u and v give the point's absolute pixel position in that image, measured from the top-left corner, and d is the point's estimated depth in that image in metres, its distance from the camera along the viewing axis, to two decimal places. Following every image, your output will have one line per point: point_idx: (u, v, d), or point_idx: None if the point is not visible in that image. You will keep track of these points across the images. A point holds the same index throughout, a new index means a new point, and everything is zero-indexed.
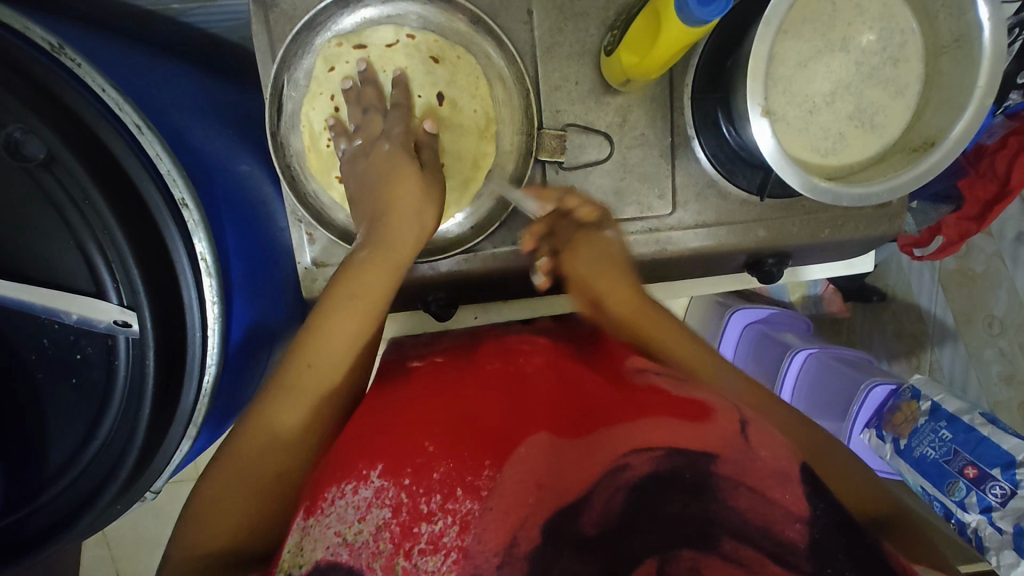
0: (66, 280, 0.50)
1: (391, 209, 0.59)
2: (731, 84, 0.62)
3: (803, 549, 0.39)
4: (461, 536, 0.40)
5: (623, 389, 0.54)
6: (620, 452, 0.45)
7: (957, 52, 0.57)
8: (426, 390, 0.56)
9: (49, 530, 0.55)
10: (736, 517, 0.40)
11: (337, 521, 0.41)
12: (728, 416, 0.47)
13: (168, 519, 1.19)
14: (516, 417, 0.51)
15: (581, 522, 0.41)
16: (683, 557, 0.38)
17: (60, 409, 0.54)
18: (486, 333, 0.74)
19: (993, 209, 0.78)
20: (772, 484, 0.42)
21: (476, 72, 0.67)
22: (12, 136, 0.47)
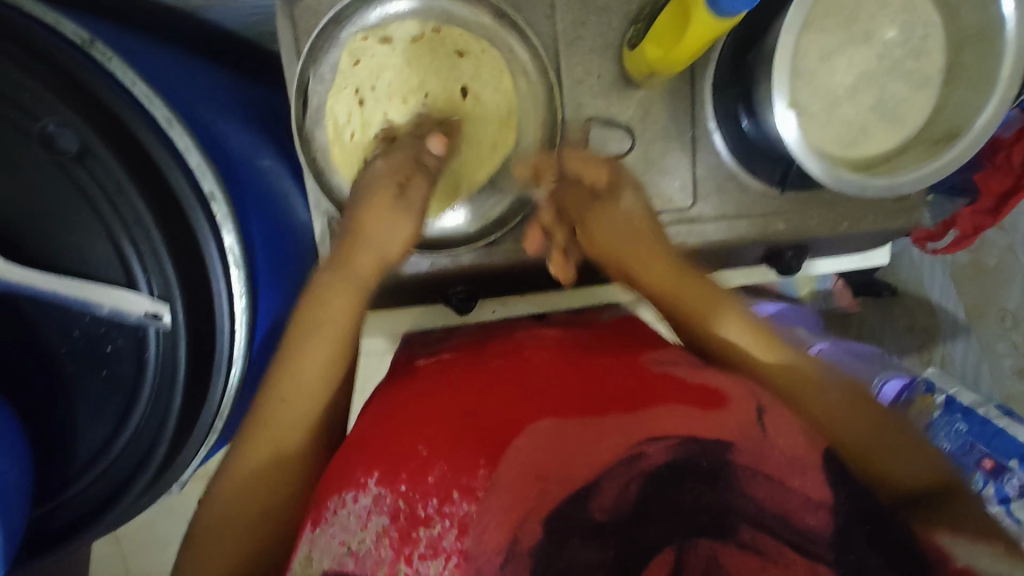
0: (99, 272, 0.51)
1: (355, 233, 0.59)
2: (753, 77, 0.62)
3: (825, 536, 0.41)
4: (461, 539, 0.40)
5: (636, 375, 0.52)
6: (631, 441, 0.44)
7: (981, 44, 0.57)
8: (427, 390, 0.55)
9: (80, 522, 0.56)
10: (753, 505, 0.41)
11: (339, 531, 0.43)
12: (741, 404, 0.47)
13: (180, 517, 1.20)
14: (519, 405, 0.49)
15: (590, 508, 0.41)
16: (701, 545, 0.40)
17: (89, 402, 0.54)
18: (497, 329, 0.74)
19: (1008, 202, 0.78)
20: (791, 473, 0.43)
21: (501, 66, 0.67)
22: (46, 129, 0.48)
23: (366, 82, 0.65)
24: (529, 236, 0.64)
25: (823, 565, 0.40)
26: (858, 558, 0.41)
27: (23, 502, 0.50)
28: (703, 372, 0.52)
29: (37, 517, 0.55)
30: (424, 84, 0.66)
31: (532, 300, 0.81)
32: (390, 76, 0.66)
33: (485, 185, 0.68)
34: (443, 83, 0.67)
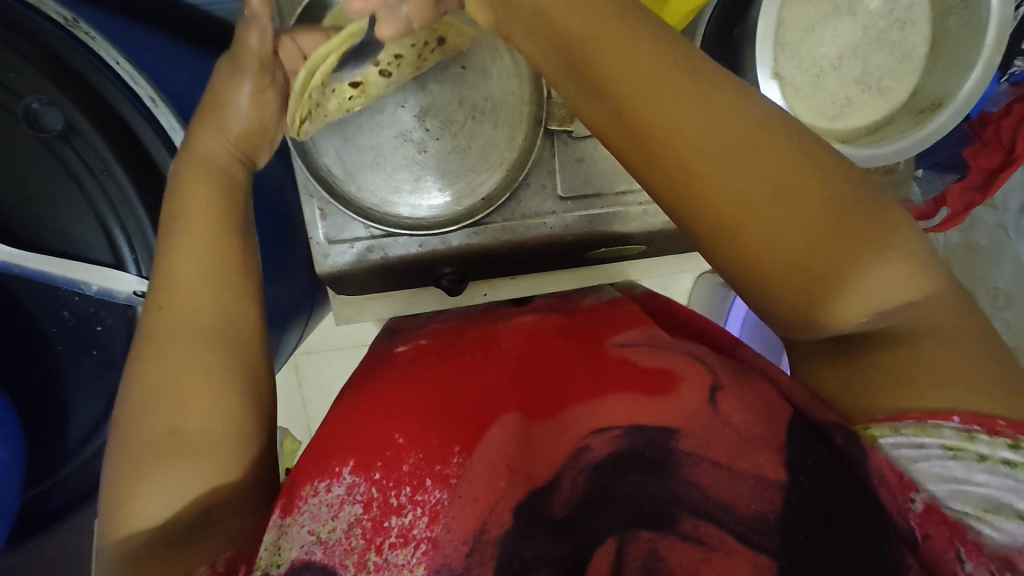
0: (85, 251, 0.51)
1: (207, 112, 0.50)
2: (739, 49, 0.62)
3: (773, 520, 0.37)
4: (431, 526, 0.39)
5: (596, 362, 0.54)
6: (580, 434, 0.44)
7: (964, 13, 0.57)
8: (403, 378, 0.55)
9: (71, 503, 0.56)
10: (696, 493, 0.39)
11: (310, 519, 0.40)
12: (693, 385, 0.46)
13: None
14: (489, 397, 0.51)
15: (552, 504, 0.41)
16: (642, 538, 0.38)
17: (81, 381, 0.54)
18: (478, 314, 0.73)
19: (998, 176, 0.79)
20: (740, 456, 0.40)
21: (496, 43, 0.65)
22: (30, 107, 0.48)
23: None
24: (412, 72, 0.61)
25: (766, 555, 0.36)
26: (809, 537, 0.36)
27: (15, 482, 0.50)
28: (660, 353, 0.53)
29: (31, 496, 0.55)
30: None
31: (522, 282, 0.82)
32: None
33: (471, 164, 0.67)
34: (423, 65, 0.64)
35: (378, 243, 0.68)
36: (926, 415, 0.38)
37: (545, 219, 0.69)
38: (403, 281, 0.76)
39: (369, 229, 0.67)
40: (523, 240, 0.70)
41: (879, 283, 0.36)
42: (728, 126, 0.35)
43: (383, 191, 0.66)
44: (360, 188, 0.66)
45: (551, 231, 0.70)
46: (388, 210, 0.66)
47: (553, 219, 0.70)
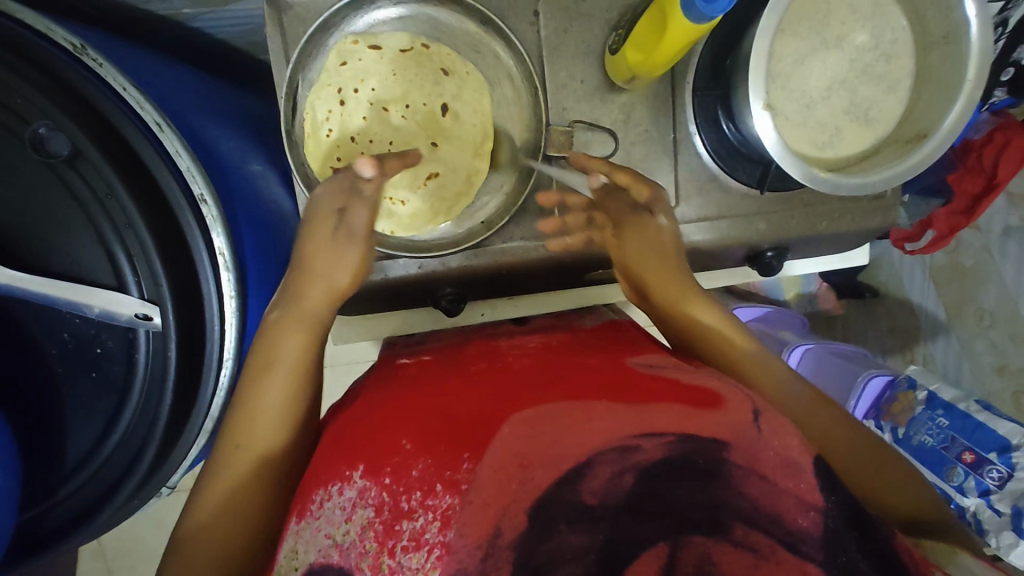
0: (88, 273, 0.51)
1: (304, 269, 0.59)
2: (732, 79, 0.65)
3: (818, 537, 0.41)
4: (443, 532, 0.39)
5: (623, 372, 0.55)
6: (631, 431, 0.43)
7: (945, 48, 0.59)
8: (415, 393, 0.56)
9: (68, 525, 0.55)
10: (746, 502, 0.41)
11: (326, 524, 0.43)
12: (738, 406, 0.47)
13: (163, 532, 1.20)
14: (500, 404, 0.50)
15: (581, 491, 0.41)
16: (695, 542, 0.39)
17: (80, 404, 0.54)
18: (483, 331, 0.76)
19: (982, 202, 0.83)
20: (785, 475, 0.43)
21: (482, 89, 0.66)
22: (37, 132, 0.48)
23: (352, 84, 0.62)
24: (455, 170, 0.66)
25: (813, 564, 0.39)
26: (850, 558, 0.40)
27: (11, 506, 0.50)
28: (690, 372, 0.54)
29: (25, 521, 0.54)
30: (407, 95, 0.64)
31: (520, 305, 0.83)
32: (376, 81, 0.63)
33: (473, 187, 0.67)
34: (426, 95, 0.64)
35: (377, 264, 0.69)
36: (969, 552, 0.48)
37: (541, 243, 0.70)
38: (402, 301, 0.77)
39: None
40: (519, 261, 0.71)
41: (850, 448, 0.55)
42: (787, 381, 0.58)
43: (389, 213, 0.65)
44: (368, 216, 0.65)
45: (547, 254, 0.70)
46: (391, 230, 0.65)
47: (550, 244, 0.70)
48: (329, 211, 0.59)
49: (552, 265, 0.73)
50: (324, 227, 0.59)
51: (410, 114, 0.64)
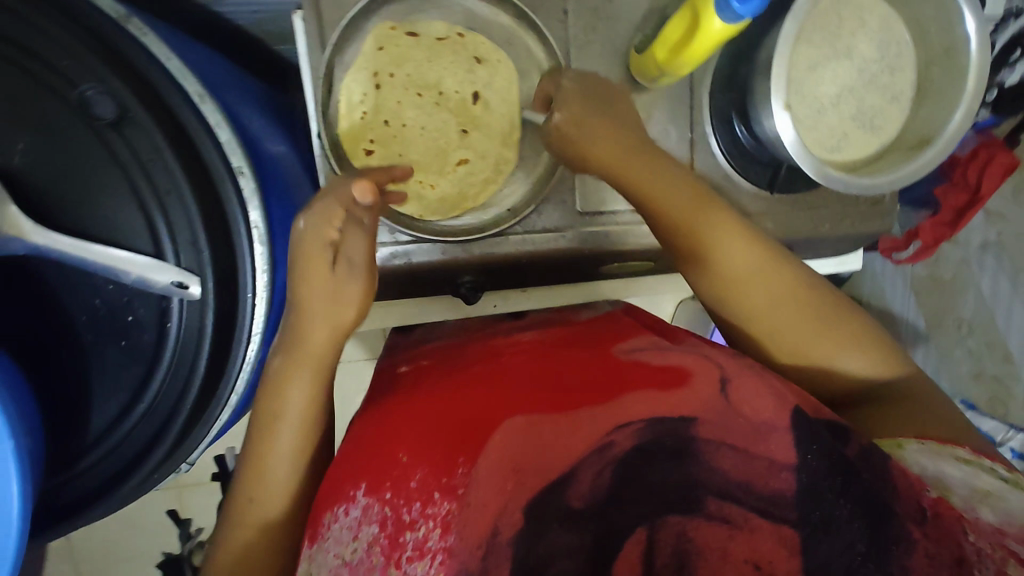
0: (125, 239, 0.51)
1: (299, 304, 0.56)
2: (749, 84, 0.68)
3: (789, 496, 0.44)
4: (444, 537, 0.41)
5: (612, 364, 0.57)
6: (602, 430, 0.46)
7: (947, 61, 0.64)
8: (410, 399, 0.57)
9: (92, 495, 0.55)
10: (718, 476, 0.45)
11: (334, 544, 0.45)
12: (705, 379, 0.52)
13: (142, 531, 1.16)
14: (494, 403, 0.51)
15: (568, 496, 0.43)
16: (671, 522, 0.43)
17: (106, 372, 0.54)
18: (483, 330, 0.75)
19: (966, 214, 0.88)
20: (756, 440, 0.47)
21: (514, 79, 0.67)
22: (83, 94, 0.48)
23: (388, 67, 0.64)
24: (482, 159, 0.68)
25: (785, 525, 0.43)
26: (823, 512, 0.44)
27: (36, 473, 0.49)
28: (670, 354, 0.58)
29: (49, 487, 0.54)
30: (441, 82, 0.65)
31: (532, 296, 0.86)
32: (411, 66, 0.64)
33: (495, 177, 0.68)
34: (459, 81, 0.66)
35: (401, 250, 0.69)
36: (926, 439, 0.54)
37: (563, 234, 0.72)
38: (420, 289, 0.78)
39: (395, 235, 0.68)
40: (538, 253, 0.73)
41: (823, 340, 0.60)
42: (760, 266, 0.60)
43: (417, 198, 0.67)
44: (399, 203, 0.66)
45: (568, 245, 0.72)
46: (420, 214, 0.67)
47: (570, 234, 0.72)
48: (322, 243, 0.55)
49: (562, 259, 0.75)
50: (321, 266, 0.56)
51: (443, 100, 0.66)
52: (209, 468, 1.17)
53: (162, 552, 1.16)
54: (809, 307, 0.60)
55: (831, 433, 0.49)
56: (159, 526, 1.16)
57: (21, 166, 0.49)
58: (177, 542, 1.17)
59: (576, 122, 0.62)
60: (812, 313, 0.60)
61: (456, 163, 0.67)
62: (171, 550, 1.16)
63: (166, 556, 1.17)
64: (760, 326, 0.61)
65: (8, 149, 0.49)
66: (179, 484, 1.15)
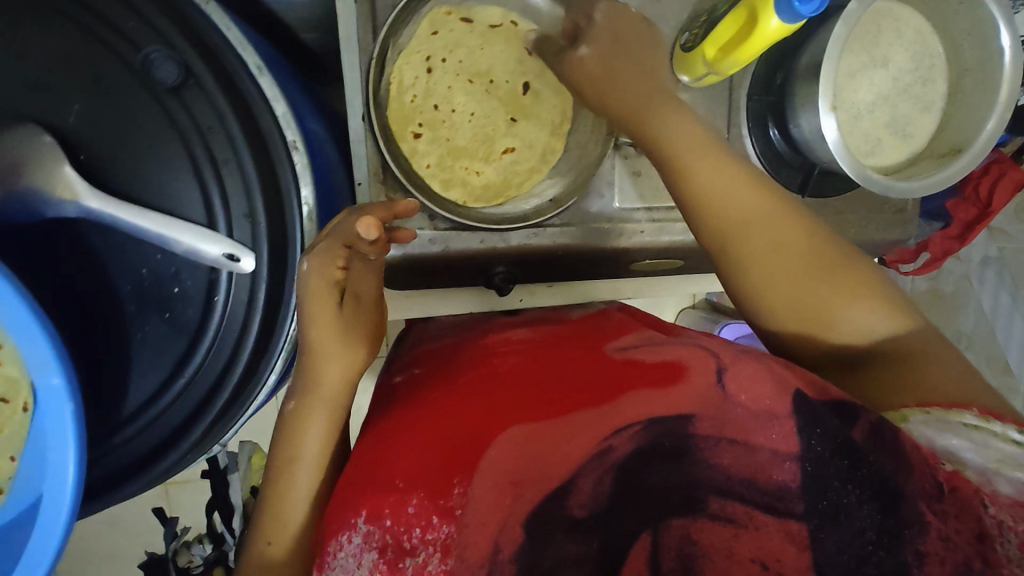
0: (179, 208, 0.50)
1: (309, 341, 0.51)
2: (790, 88, 0.69)
3: (795, 488, 0.41)
4: (444, 560, 0.40)
5: (604, 365, 0.55)
6: (600, 435, 0.44)
7: (979, 74, 0.66)
8: (407, 415, 0.54)
9: (118, 476, 0.52)
10: (719, 474, 0.42)
11: (342, 572, 0.42)
12: (701, 370, 0.49)
13: (125, 530, 1.10)
14: (491, 414, 0.48)
15: (568, 505, 0.41)
16: (673, 526, 0.40)
17: (147, 345, 0.52)
18: (476, 327, 0.73)
19: (975, 227, 0.91)
20: (757, 429, 0.43)
21: None
22: (147, 57, 0.47)
23: (440, 53, 0.65)
24: (525, 147, 0.69)
25: (793, 520, 0.40)
26: (830, 499, 0.40)
27: None
28: (661, 350, 0.55)
29: None
30: (490, 71, 0.67)
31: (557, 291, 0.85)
32: (463, 53, 0.66)
33: (537, 167, 0.69)
34: (508, 71, 0.68)
35: (441, 236, 0.67)
36: (948, 405, 0.48)
37: (602, 225, 0.72)
38: (450, 277, 0.77)
39: (435, 221, 0.67)
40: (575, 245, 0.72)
41: (831, 293, 0.52)
42: (767, 207, 0.53)
43: (460, 188, 0.67)
44: (443, 187, 0.67)
45: (604, 238, 0.72)
46: (464, 201, 0.68)
47: (609, 226, 0.72)
48: (329, 282, 0.50)
49: (588, 253, 0.74)
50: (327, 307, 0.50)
51: (492, 87, 0.67)
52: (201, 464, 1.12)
53: (146, 552, 1.10)
54: (809, 252, 0.52)
55: (837, 415, 0.45)
56: (144, 524, 1.10)
57: (77, 127, 0.48)
58: (161, 542, 1.11)
59: (597, 56, 0.57)
60: (811, 258, 0.52)
61: (502, 151, 0.68)
62: (155, 550, 1.10)
63: (149, 556, 1.11)
64: (766, 285, 0.52)
65: (64, 109, 0.48)
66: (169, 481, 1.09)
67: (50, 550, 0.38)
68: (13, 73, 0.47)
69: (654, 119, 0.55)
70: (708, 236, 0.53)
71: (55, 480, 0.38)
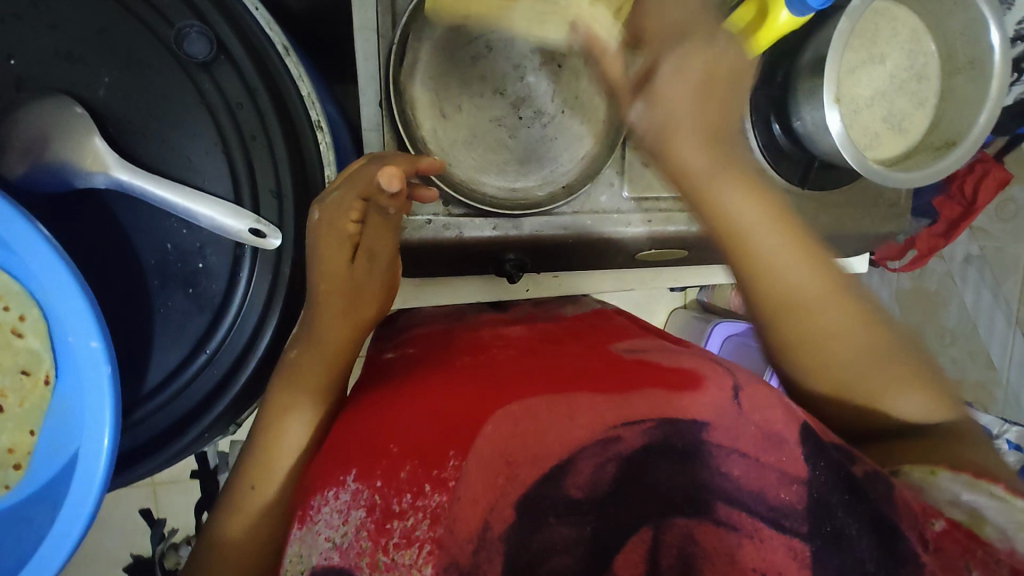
0: (206, 183, 0.50)
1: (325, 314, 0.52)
2: (792, 82, 0.71)
3: (801, 509, 0.40)
4: (433, 528, 0.37)
5: (611, 360, 0.53)
6: (607, 422, 0.43)
7: (970, 71, 0.69)
8: (395, 392, 0.51)
9: (141, 450, 0.53)
10: (729, 483, 0.41)
11: (325, 527, 0.39)
12: (718, 384, 0.47)
13: (108, 532, 1.04)
14: (492, 393, 0.47)
15: (567, 485, 0.40)
16: (677, 524, 0.40)
17: (171, 322, 0.52)
18: (465, 319, 0.72)
19: (959, 225, 0.95)
20: (768, 450, 0.43)
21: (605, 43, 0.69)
22: (181, 32, 0.47)
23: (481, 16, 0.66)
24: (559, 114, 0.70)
25: (798, 539, 0.39)
26: (834, 526, 0.40)
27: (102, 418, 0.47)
28: (672, 356, 0.54)
29: None
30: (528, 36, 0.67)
31: (564, 282, 0.88)
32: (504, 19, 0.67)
33: (565, 135, 0.71)
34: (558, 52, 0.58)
35: (455, 222, 0.68)
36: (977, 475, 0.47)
37: (609, 215, 0.73)
38: (459, 265, 0.78)
39: (450, 206, 0.68)
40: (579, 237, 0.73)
41: (874, 377, 0.51)
42: (827, 291, 0.51)
43: (468, 168, 0.68)
44: (470, 148, 0.69)
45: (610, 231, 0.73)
46: (490, 160, 0.70)
47: (616, 216, 0.73)
48: (343, 237, 0.52)
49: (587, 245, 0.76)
50: (339, 259, 0.52)
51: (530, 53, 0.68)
52: (188, 464, 1.07)
53: (132, 555, 1.05)
54: (860, 337, 0.51)
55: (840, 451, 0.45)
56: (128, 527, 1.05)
57: (106, 101, 0.48)
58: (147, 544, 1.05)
59: (649, 117, 0.49)
60: (862, 344, 0.51)
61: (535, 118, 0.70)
62: (140, 554, 1.05)
63: (134, 559, 1.05)
64: (814, 364, 0.52)
65: (94, 81, 0.48)
66: (155, 480, 1.04)
67: (86, 509, 0.40)
68: (44, 43, 0.47)
69: (718, 189, 0.49)
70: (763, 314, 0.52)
71: (94, 428, 0.40)
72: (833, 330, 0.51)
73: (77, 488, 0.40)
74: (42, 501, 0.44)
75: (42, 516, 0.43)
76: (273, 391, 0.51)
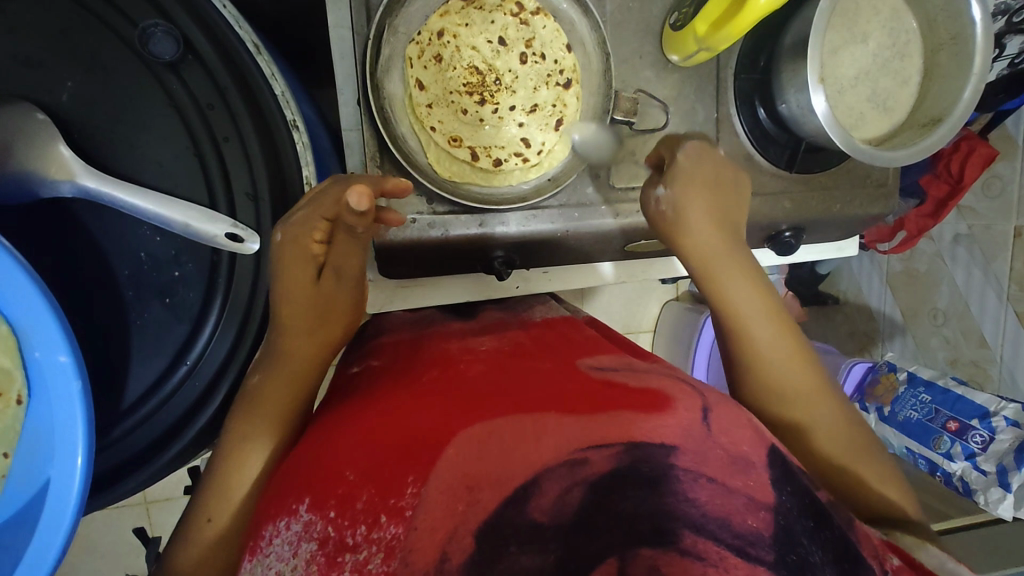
0: (179, 190, 0.49)
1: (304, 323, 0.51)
2: (776, 65, 0.70)
3: (767, 537, 0.39)
4: (387, 562, 0.34)
5: (579, 377, 0.50)
6: (573, 445, 0.40)
7: (954, 47, 0.68)
8: (356, 411, 0.48)
9: (121, 470, 0.51)
10: (694, 510, 0.39)
11: (276, 559, 0.37)
12: (683, 404, 0.45)
13: (102, 553, 1.02)
14: (454, 415, 0.44)
15: (530, 510, 0.37)
16: (642, 555, 0.36)
17: (149, 333, 0.50)
18: (432, 328, 0.70)
19: (947, 204, 0.94)
20: (733, 473, 0.41)
21: (588, 63, 0.70)
22: (145, 31, 0.45)
23: (471, 28, 0.66)
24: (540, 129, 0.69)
25: (763, 566, 0.37)
26: (799, 555, 0.39)
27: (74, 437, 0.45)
28: (639, 374, 0.52)
29: None
30: (515, 51, 0.67)
31: (552, 278, 0.87)
32: (494, 34, 0.67)
33: (544, 137, 0.69)
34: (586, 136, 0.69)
35: (439, 220, 0.67)
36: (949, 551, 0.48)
37: (598, 207, 0.71)
38: (440, 268, 0.76)
39: (433, 206, 0.66)
40: (564, 234, 0.72)
41: (845, 454, 0.55)
42: (806, 368, 0.57)
43: (452, 167, 0.67)
44: (445, 149, 0.67)
45: (591, 229, 0.72)
46: (468, 160, 0.68)
47: (606, 208, 0.71)
48: (307, 255, 0.50)
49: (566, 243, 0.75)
50: (305, 272, 0.50)
51: (515, 63, 0.67)
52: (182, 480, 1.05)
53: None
54: (833, 416, 0.57)
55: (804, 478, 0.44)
56: (124, 546, 1.02)
57: (70, 106, 0.46)
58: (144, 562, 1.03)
59: (675, 200, 0.62)
60: (833, 422, 0.56)
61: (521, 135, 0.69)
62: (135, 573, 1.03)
63: None
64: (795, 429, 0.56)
65: (57, 87, 0.46)
66: (149, 497, 1.02)
67: (63, 534, 0.39)
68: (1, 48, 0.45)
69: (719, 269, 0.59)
70: (749, 378, 0.58)
71: (67, 450, 0.38)
72: (806, 402, 0.56)
73: (50, 509, 0.39)
74: (16, 527, 0.42)
75: (22, 541, 0.41)
76: (232, 421, 0.48)
